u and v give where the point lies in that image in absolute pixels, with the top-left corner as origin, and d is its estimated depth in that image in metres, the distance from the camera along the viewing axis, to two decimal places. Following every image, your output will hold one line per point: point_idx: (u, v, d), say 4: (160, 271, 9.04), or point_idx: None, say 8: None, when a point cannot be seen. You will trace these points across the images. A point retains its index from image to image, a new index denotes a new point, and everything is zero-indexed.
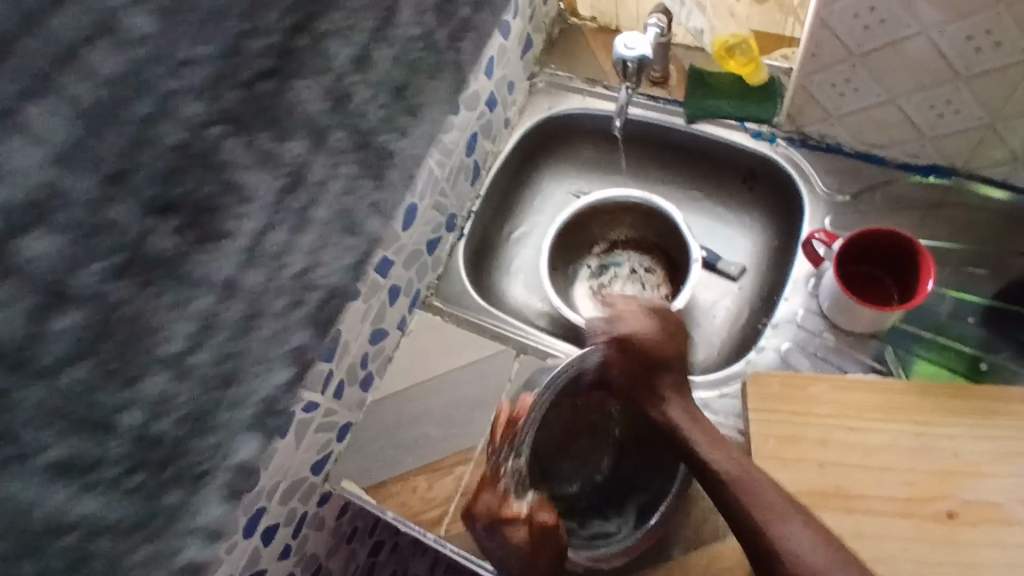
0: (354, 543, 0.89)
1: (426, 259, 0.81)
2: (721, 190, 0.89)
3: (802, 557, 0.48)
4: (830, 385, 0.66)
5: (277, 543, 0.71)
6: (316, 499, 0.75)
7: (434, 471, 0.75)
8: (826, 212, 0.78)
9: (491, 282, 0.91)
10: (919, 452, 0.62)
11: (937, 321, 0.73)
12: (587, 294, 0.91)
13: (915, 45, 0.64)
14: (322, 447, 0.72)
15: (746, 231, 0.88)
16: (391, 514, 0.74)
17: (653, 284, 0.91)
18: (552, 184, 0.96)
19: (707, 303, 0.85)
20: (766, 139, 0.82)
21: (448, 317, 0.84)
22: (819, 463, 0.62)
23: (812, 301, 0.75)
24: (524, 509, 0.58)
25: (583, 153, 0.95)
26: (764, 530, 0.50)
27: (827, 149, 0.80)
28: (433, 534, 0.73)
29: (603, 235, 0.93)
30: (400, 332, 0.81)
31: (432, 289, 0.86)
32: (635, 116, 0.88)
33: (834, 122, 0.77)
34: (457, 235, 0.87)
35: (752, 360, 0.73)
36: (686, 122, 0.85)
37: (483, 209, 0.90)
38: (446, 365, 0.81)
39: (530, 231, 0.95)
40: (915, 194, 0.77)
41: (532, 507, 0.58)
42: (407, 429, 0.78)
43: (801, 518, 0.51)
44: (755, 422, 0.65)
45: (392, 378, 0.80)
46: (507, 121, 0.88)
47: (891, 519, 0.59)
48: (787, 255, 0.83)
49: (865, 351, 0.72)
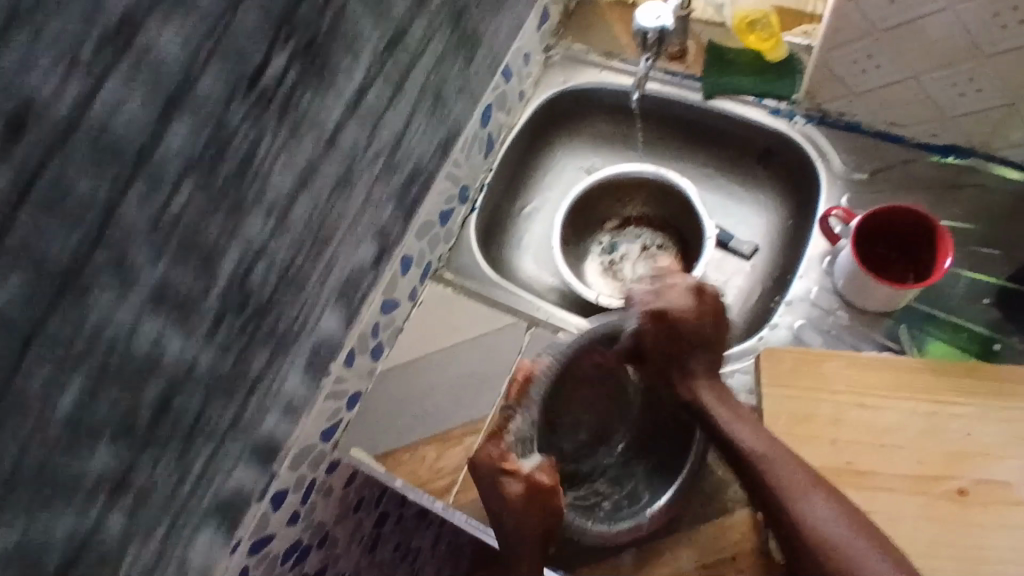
0: (361, 513, 0.88)
1: (438, 231, 0.82)
2: (736, 168, 0.89)
3: (825, 531, 0.54)
4: (843, 362, 0.66)
5: (286, 508, 0.72)
6: (325, 465, 0.76)
7: (444, 441, 0.75)
8: (843, 190, 0.78)
9: (500, 256, 0.91)
10: (932, 432, 0.62)
11: (951, 302, 0.72)
12: (597, 270, 0.91)
13: (939, 22, 0.63)
14: (332, 414, 0.73)
15: (760, 209, 0.87)
16: (399, 483, 0.74)
17: (664, 261, 0.90)
18: (564, 160, 0.95)
19: (718, 280, 0.85)
20: (785, 115, 0.81)
21: (458, 290, 0.84)
22: (831, 440, 0.62)
23: (827, 279, 0.74)
24: (524, 467, 0.59)
25: (597, 128, 0.94)
26: (789, 506, 0.55)
27: (846, 127, 0.79)
28: (441, 503, 0.73)
29: (616, 211, 0.92)
30: (410, 302, 0.81)
31: (444, 261, 0.85)
32: (651, 90, 0.87)
33: (855, 99, 0.76)
34: (469, 207, 0.86)
35: (765, 336, 0.73)
36: (702, 97, 0.84)
37: (495, 183, 0.89)
38: (456, 337, 0.81)
39: (542, 206, 0.94)
40: (932, 174, 0.76)
41: (534, 468, 0.60)
42: (415, 400, 0.78)
43: (824, 493, 0.56)
44: (767, 397, 0.65)
45: (402, 349, 0.80)
46: (521, 94, 0.87)
47: (901, 496, 0.60)
48: (802, 234, 0.82)
49: (878, 330, 0.72)
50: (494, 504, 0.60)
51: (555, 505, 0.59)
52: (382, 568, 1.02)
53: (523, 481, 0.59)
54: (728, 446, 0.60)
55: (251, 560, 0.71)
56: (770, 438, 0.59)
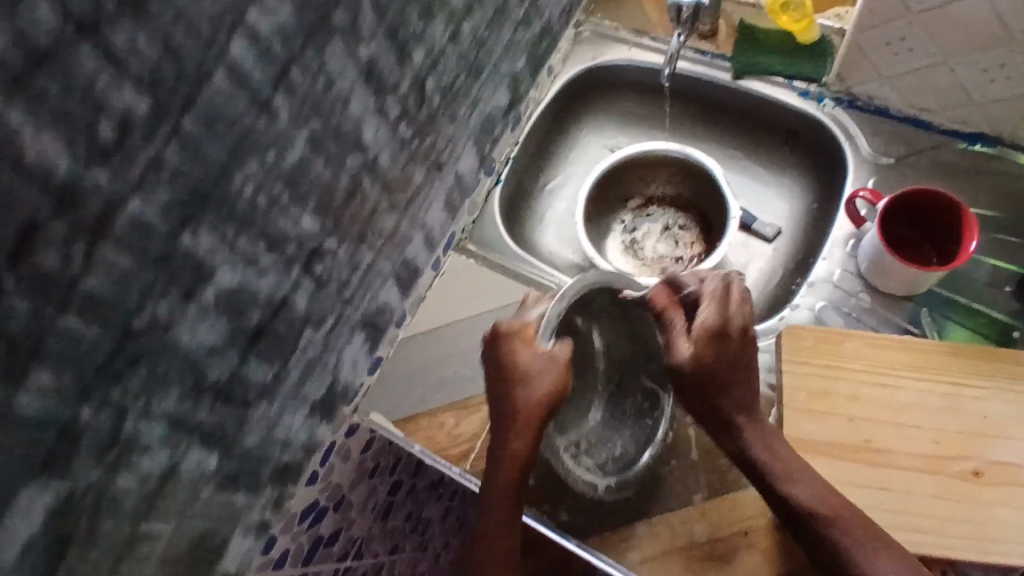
0: (376, 479, 0.90)
1: (464, 202, 0.82)
2: (762, 150, 0.89)
3: None
4: (863, 341, 0.66)
5: (307, 469, 0.74)
6: (345, 429, 0.76)
7: (463, 409, 0.77)
8: (869, 174, 0.78)
9: (523, 231, 0.92)
10: (948, 412, 0.63)
11: (975, 288, 0.72)
12: (618, 248, 0.91)
13: (974, 6, 0.63)
14: (354, 379, 0.74)
15: (783, 191, 0.88)
16: (417, 448, 0.76)
17: (685, 241, 0.91)
18: (589, 137, 0.96)
19: (739, 262, 0.85)
20: (814, 98, 0.81)
21: (481, 260, 0.85)
22: (848, 417, 0.63)
23: (850, 261, 0.74)
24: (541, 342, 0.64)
25: (623, 106, 0.95)
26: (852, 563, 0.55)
27: (875, 111, 0.79)
28: (459, 468, 0.75)
29: (639, 190, 0.92)
30: (434, 272, 0.81)
31: (467, 233, 0.86)
32: (680, 69, 0.87)
33: (884, 83, 0.76)
34: (495, 179, 0.86)
35: (787, 316, 0.73)
36: (733, 77, 0.84)
37: (521, 156, 0.90)
38: (477, 308, 0.82)
39: (565, 182, 0.95)
40: (959, 161, 0.76)
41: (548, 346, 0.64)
42: (436, 367, 0.79)
43: (877, 547, 0.55)
44: (787, 373, 0.65)
45: (423, 317, 0.81)
46: (550, 68, 0.87)
47: (915, 474, 0.60)
48: (826, 217, 0.82)
49: (900, 314, 0.72)
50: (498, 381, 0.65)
51: (557, 381, 0.63)
52: (394, 536, 1.03)
53: (534, 351, 0.64)
54: (784, 504, 0.58)
55: None
56: (829, 495, 0.57)
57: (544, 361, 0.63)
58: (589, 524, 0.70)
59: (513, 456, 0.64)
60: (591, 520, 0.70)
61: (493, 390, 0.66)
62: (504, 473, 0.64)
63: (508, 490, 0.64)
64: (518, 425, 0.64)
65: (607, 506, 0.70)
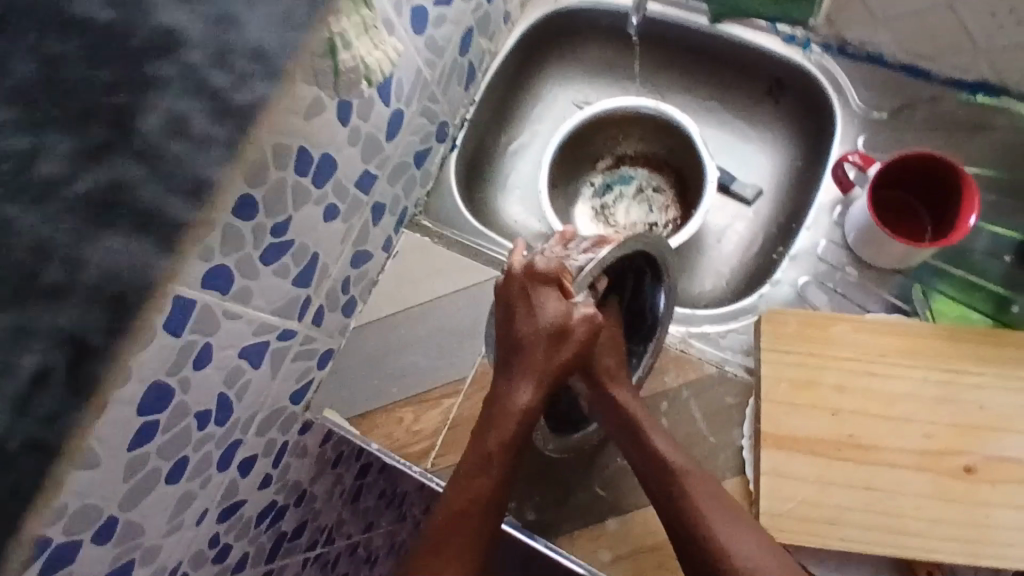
0: (340, 467, 0.84)
1: (415, 173, 0.74)
2: (743, 104, 0.81)
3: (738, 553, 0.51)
4: (852, 326, 0.61)
5: (256, 473, 0.68)
6: (297, 428, 0.71)
7: (421, 404, 0.71)
8: (859, 131, 0.71)
9: (484, 198, 0.84)
10: (942, 403, 0.58)
11: (969, 258, 0.67)
12: (588, 213, 0.84)
13: None
14: (301, 376, 0.68)
15: (766, 149, 0.80)
16: (375, 446, 0.71)
17: (660, 205, 0.83)
18: (555, 91, 0.87)
19: (718, 227, 0.78)
20: (799, 44, 0.73)
21: (436, 238, 0.77)
22: (834, 410, 0.59)
23: (837, 231, 0.68)
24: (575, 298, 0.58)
25: (591, 54, 0.86)
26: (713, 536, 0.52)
27: (866, 58, 0.71)
28: (420, 467, 0.70)
29: (610, 149, 0.85)
30: (385, 254, 0.75)
31: (422, 207, 0.79)
32: (652, 13, 0.78)
33: (880, 25, 0.67)
34: (449, 146, 0.78)
35: (766, 294, 0.68)
36: (710, 21, 0.76)
37: (479, 116, 0.81)
38: (433, 291, 0.75)
39: (528, 142, 0.86)
40: (958, 113, 0.69)
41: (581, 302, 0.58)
42: (392, 357, 0.73)
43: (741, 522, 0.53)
44: (767, 363, 0.61)
45: (377, 303, 0.74)
46: (506, 15, 0.77)
47: (905, 471, 0.57)
48: (811, 178, 0.75)
49: (888, 288, 0.66)
50: (519, 312, 0.58)
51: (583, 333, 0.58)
52: (368, 515, 1.00)
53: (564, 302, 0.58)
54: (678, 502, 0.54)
55: (223, 527, 0.68)
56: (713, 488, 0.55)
57: (582, 317, 0.58)
58: (557, 523, 0.65)
59: (516, 412, 0.57)
60: (559, 520, 0.65)
61: (505, 337, 0.59)
62: (500, 435, 0.56)
63: (500, 457, 0.56)
64: (535, 377, 0.57)
65: (584, 508, 0.65)
